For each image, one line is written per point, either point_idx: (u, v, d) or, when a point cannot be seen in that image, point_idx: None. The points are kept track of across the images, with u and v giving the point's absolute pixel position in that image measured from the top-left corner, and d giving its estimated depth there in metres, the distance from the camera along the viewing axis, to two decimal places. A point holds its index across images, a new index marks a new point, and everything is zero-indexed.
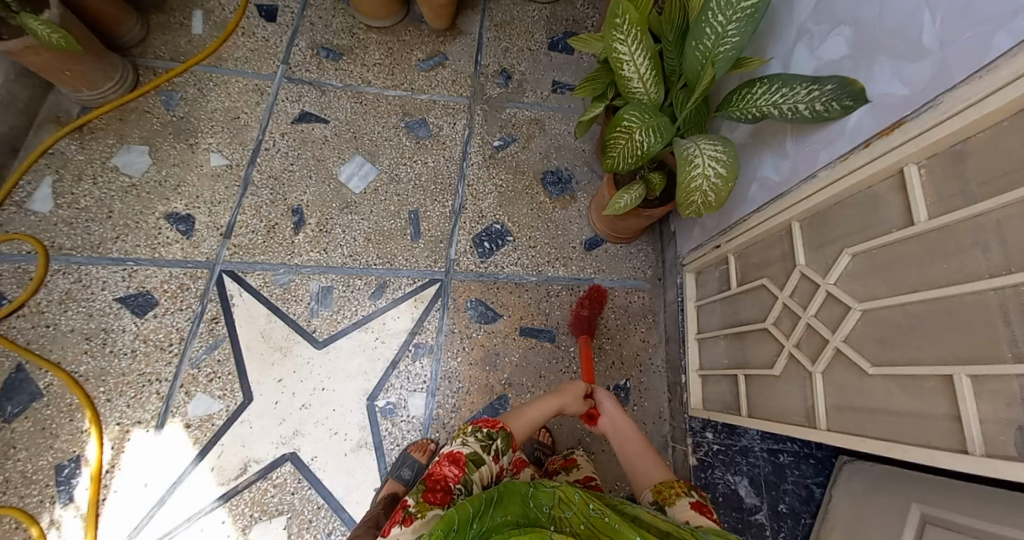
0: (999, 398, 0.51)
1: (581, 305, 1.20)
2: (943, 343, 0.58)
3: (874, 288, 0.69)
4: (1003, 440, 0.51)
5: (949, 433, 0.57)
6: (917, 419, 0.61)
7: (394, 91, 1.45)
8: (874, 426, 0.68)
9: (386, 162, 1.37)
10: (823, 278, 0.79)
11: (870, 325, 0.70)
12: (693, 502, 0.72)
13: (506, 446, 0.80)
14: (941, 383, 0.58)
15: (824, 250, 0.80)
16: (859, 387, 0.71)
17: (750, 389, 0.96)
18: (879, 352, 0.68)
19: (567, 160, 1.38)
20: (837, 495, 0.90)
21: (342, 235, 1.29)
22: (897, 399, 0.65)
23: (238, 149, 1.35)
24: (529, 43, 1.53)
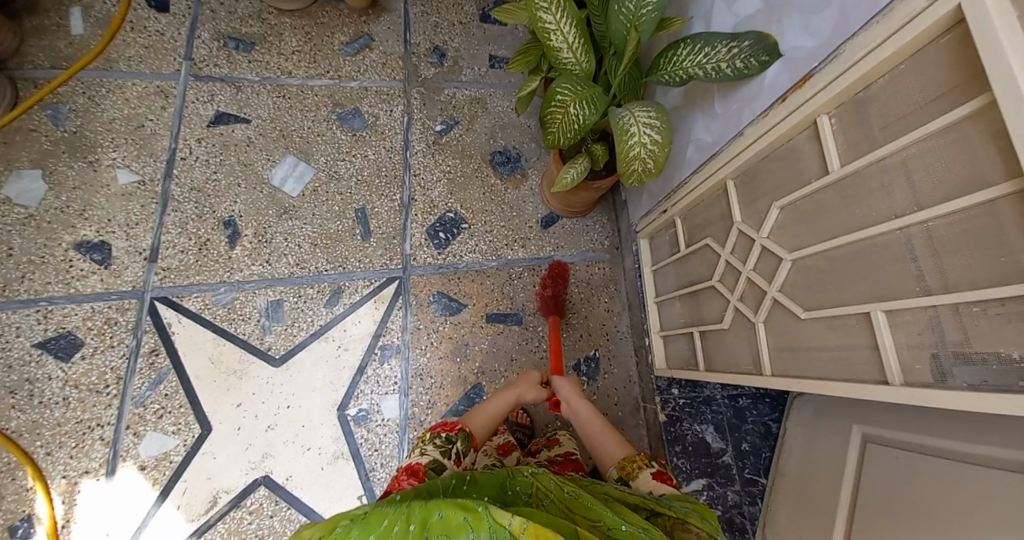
0: (912, 328, 0.55)
1: (546, 284, 1.17)
2: (863, 283, 0.61)
3: (801, 237, 0.72)
4: (919, 370, 0.55)
5: (873, 368, 0.61)
6: (847, 357, 0.65)
7: (319, 80, 1.35)
8: (810, 366, 0.72)
9: (322, 159, 1.28)
10: (758, 233, 0.81)
11: (799, 273, 0.73)
12: (654, 473, 0.73)
13: (466, 446, 0.80)
14: (863, 322, 0.62)
15: (755, 206, 0.83)
16: (797, 332, 0.74)
17: (706, 342, 0.98)
18: (809, 297, 0.71)
19: (513, 137, 1.34)
20: (791, 427, 0.97)
21: (284, 244, 1.20)
22: (829, 341, 0.68)
23: (149, 160, 1.21)
24: (459, 16, 1.45)
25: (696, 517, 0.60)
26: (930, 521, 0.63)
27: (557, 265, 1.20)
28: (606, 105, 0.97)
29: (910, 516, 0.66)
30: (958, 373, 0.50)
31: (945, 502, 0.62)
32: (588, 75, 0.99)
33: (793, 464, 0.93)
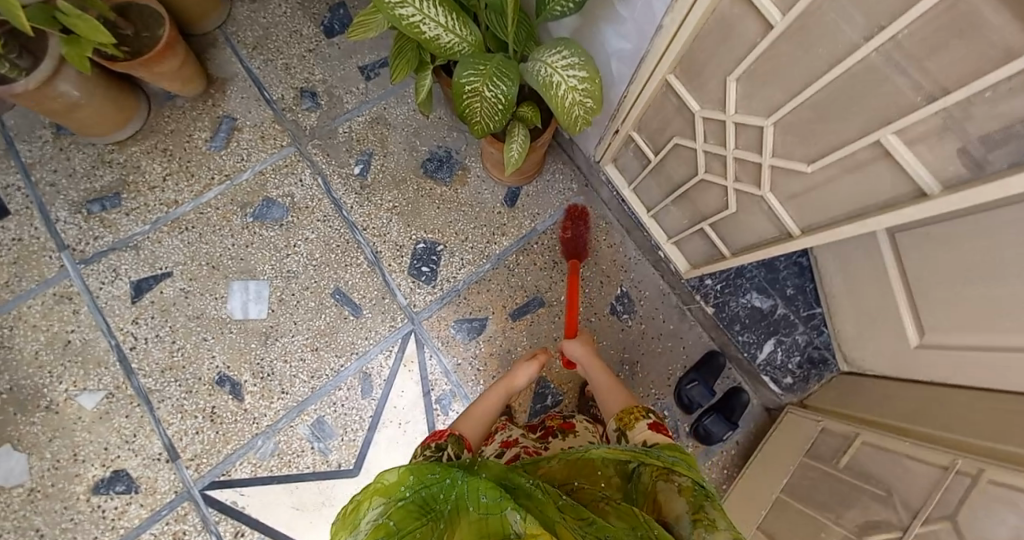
0: (929, 137, 0.53)
1: (564, 228, 1.20)
2: (858, 116, 0.58)
3: (772, 100, 0.68)
4: (952, 169, 0.54)
5: (904, 186, 0.61)
6: (874, 187, 0.65)
7: (212, 191, 1.21)
8: (838, 208, 0.73)
9: (267, 267, 1.17)
10: (724, 113, 0.78)
11: (787, 133, 0.70)
12: (649, 423, 0.72)
13: (459, 450, 0.70)
14: (873, 150, 0.60)
15: (706, 89, 0.78)
16: (810, 185, 0.74)
17: (722, 229, 0.98)
18: (806, 150, 0.70)
19: (433, 137, 1.24)
20: (819, 255, 1.05)
21: (286, 367, 1.12)
22: (846, 180, 0.68)
23: (101, 369, 1.09)
24: (303, 44, 1.29)
25: (683, 469, 0.52)
26: (992, 284, 0.68)
27: (577, 208, 1.22)
28: (517, 66, 0.90)
29: (971, 285, 0.72)
30: (994, 158, 0.49)
31: (996, 262, 0.66)
32: (479, 45, 0.91)
33: (838, 281, 1.02)
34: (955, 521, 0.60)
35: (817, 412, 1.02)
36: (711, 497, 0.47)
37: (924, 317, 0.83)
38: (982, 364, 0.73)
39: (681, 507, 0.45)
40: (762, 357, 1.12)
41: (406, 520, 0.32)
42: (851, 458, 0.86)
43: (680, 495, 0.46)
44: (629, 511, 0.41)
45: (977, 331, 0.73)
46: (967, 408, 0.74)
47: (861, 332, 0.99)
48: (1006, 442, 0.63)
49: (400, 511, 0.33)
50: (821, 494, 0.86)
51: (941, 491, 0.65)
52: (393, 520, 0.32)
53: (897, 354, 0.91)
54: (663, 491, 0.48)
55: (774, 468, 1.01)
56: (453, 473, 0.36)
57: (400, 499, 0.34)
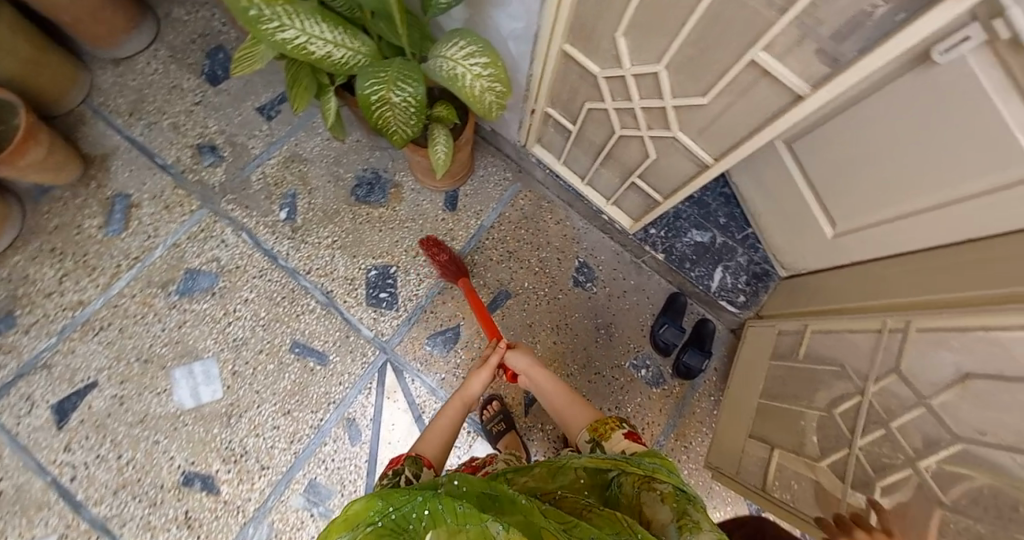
0: (791, 46, 0.61)
1: (435, 253, 1.12)
2: (732, 40, 0.65)
3: (660, 46, 0.75)
4: (815, 67, 0.62)
5: (783, 93, 0.69)
6: (761, 102, 0.73)
7: (124, 278, 1.09)
8: (738, 131, 0.81)
9: (208, 340, 1.08)
10: (622, 68, 0.83)
11: (679, 73, 0.77)
12: (625, 433, 0.73)
13: (418, 469, 0.69)
14: (753, 69, 0.68)
15: (601, 51, 0.84)
16: (710, 116, 0.81)
17: (649, 178, 1.05)
18: (700, 84, 0.77)
19: (356, 162, 1.21)
20: (736, 179, 1.18)
21: (259, 440, 1.03)
22: (739, 103, 0.75)
23: (44, 512, 0.94)
24: (187, 98, 1.21)
25: (665, 474, 0.53)
26: (880, 163, 0.79)
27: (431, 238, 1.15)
28: (420, 67, 0.86)
29: (858, 171, 0.84)
30: (845, 48, 0.57)
31: (879, 147, 0.77)
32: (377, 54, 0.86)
33: (757, 197, 1.14)
34: (900, 373, 0.71)
35: (772, 318, 1.13)
36: (694, 500, 0.48)
37: (831, 209, 0.95)
38: (886, 234, 0.85)
39: (665, 513, 0.46)
40: (715, 285, 1.21)
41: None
42: (807, 347, 0.96)
43: (662, 502, 0.48)
44: (612, 518, 0.43)
45: (878, 204, 0.84)
46: (886, 277, 0.86)
47: (787, 239, 1.11)
48: (932, 287, 0.75)
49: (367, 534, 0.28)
50: (792, 386, 0.95)
51: (881, 350, 0.76)
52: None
53: (820, 246, 1.03)
54: (647, 502, 0.49)
55: (748, 379, 1.10)
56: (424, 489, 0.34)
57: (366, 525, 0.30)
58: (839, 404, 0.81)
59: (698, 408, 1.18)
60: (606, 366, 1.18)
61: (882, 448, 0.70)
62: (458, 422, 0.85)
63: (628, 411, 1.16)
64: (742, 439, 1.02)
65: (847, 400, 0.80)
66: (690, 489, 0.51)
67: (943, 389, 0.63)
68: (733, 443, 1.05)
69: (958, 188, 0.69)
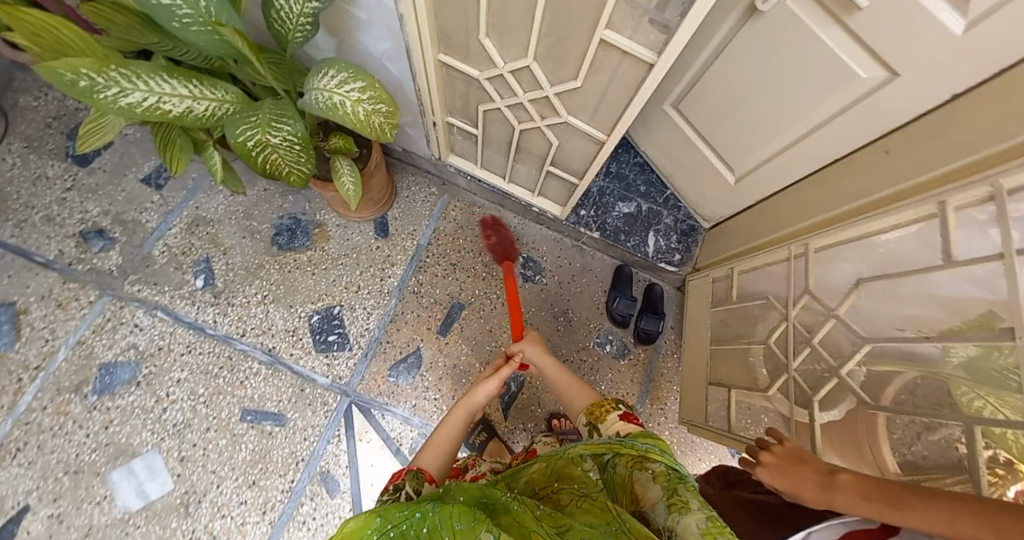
0: (626, 19, 0.66)
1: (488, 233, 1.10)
2: (580, 22, 0.69)
3: (524, 39, 0.77)
4: (653, 36, 0.67)
5: (637, 66, 0.74)
6: (620, 76, 0.78)
7: (30, 389, 0.96)
8: (614, 108, 0.85)
9: (145, 434, 0.97)
10: (497, 66, 0.85)
11: (547, 62, 0.80)
12: (620, 414, 0.71)
13: (419, 484, 0.62)
14: (606, 48, 0.72)
15: (474, 54, 0.85)
16: (588, 96, 0.85)
17: (560, 164, 1.09)
18: (569, 69, 0.80)
19: (270, 211, 1.15)
20: (646, 147, 1.25)
21: (227, 521, 0.95)
22: (609, 81, 0.79)
23: None
24: (57, 185, 1.09)
25: (658, 454, 0.54)
26: (753, 104, 0.89)
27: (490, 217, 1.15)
28: (295, 103, 0.80)
29: (737, 116, 0.94)
30: (670, 13, 0.62)
31: (752, 94, 0.87)
32: (245, 98, 0.79)
33: (665, 160, 1.21)
34: (812, 289, 0.81)
35: (706, 269, 1.20)
36: (687, 477, 0.49)
37: (726, 157, 1.04)
38: (773, 169, 0.94)
39: (654, 494, 0.48)
40: (652, 250, 1.26)
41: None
42: (738, 289, 1.05)
43: (653, 483, 0.49)
44: (604, 507, 0.46)
45: (764, 143, 0.93)
46: (782, 206, 0.95)
47: (698, 194, 1.20)
48: (824, 207, 0.83)
49: None
50: (732, 326, 1.04)
51: (791, 274, 0.87)
52: None
53: (727, 194, 1.11)
54: (639, 481, 0.50)
55: (697, 327, 1.17)
56: (422, 510, 0.38)
57: None
58: (770, 334, 0.89)
59: (664, 369, 1.23)
60: (572, 351, 1.20)
61: (815, 363, 0.77)
62: (463, 429, 0.79)
63: (602, 389, 1.19)
64: (703, 388, 1.08)
65: (775, 329, 0.89)
66: (683, 467, 0.51)
67: (845, 297, 0.74)
68: (697, 395, 1.10)
69: (819, 110, 0.78)
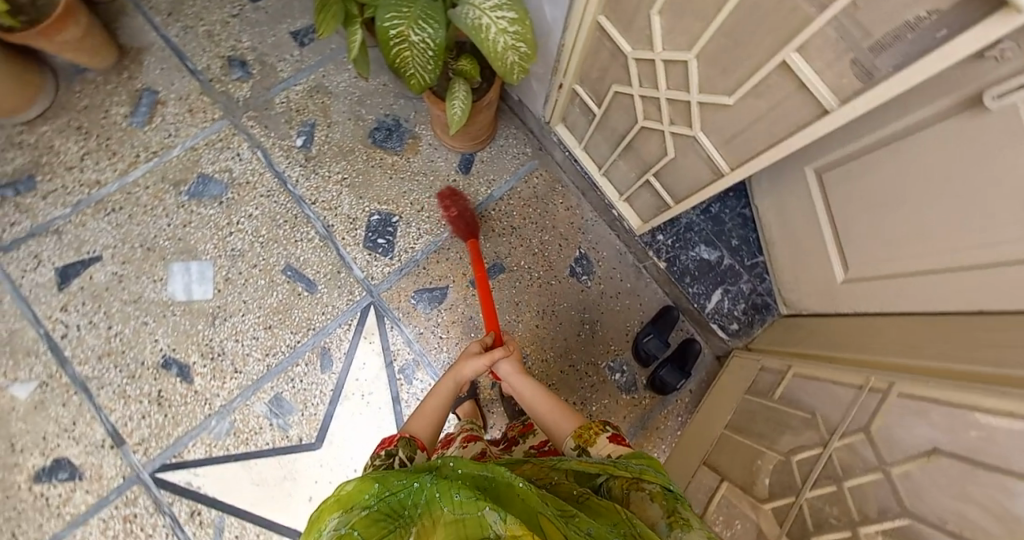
0: (825, 49, 0.54)
1: (449, 210, 1.13)
2: (767, 35, 0.58)
3: (691, 29, 0.66)
4: (847, 80, 0.56)
5: (809, 103, 0.62)
6: (780, 108, 0.66)
7: (137, 170, 1.12)
8: (758, 140, 0.74)
9: (209, 244, 1.11)
10: (653, 51, 0.76)
11: (709, 66, 0.69)
12: (609, 437, 0.69)
13: (411, 453, 0.70)
14: (783, 72, 0.61)
15: (634, 28, 0.76)
16: (731, 118, 0.74)
17: (665, 181, 1.00)
18: (728, 82, 0.69)
19: (379, 105, 1.23)
20: (760, 202, 1.12)
21: (238, 345, 1.07)
22: (769, 111, 0.68)
23: (32, 359, 1.02)
24: (225, 9, 1.22)
25: (652, 474, 0.54)
26: (901, 205, 0.74)
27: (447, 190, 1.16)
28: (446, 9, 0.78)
29: (882, 216, 0.79)
30: (880, 62, 0.51)
31: (905, 198, 0.73)
32: None
33: (775, 225, 1.08)
34: (870, 433, 0.66)
35: (759, 352, 1.08)
36: (681, 497, 0.52)
37: (848, 250, 0.89)
38: (895, 287, 0.81)
39: (656, 513, 0.49)
40: (711, 306, 1.17)
41: (369, 527, 0.33)
42: (784, 389, 0.91)
43: (653, 502, 0.50)
44: (610, 507, 0.45)
45: (892, 255, 0.80)
46: (882, 329, 0.83)
47: (797, 274, 1.06)
48: (922, 354, 0.71)
49: (364, 520, 0.34)
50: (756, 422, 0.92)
51: (856, 408, 0.71)
52: (356, 530, 0.33)
53: (826, 287, 0.98)
54: (636, 500, 0.51)
55: (720, 405, 1.07)
56: (421, 478, 0.36)
57: (367, 507, 0.36)
58: (797, 452, 0.76)
59: (663, 424, 1.17)
60: (582, 361, 1.17)
61: (832, 508, 0.65)
62: (450, 403, 0.84)
63: (592, 409, 1.15)
64: (694, 465, 1.00)
65: (806, 450, 0.75)
66: (675, 488, 0.54)
67: (908, 458, 0.58)
68: (686, 468, 1.02)
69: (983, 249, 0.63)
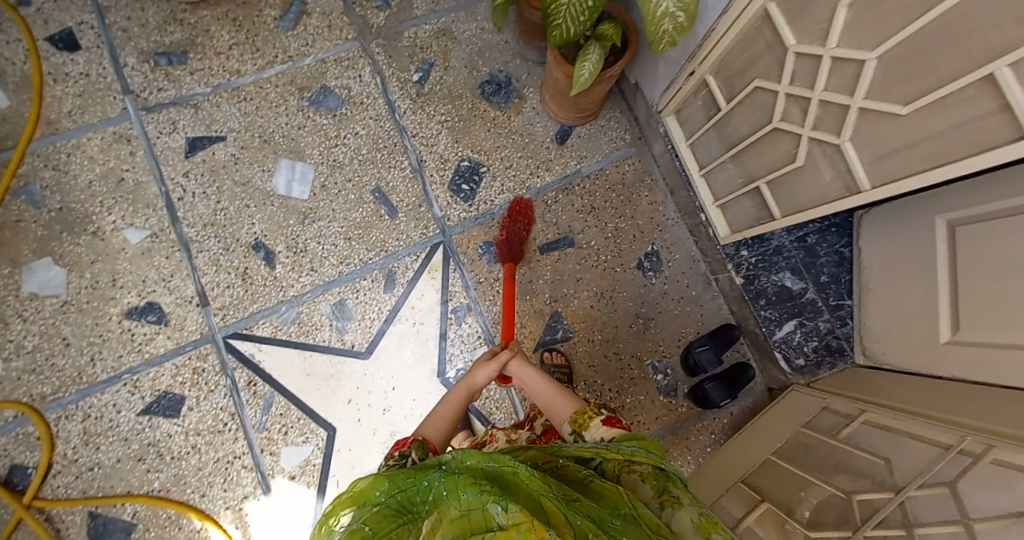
0: None
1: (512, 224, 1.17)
2: (970, 46, 0.52)
3: (882, 29, 0.61)
4: None
5: (1002, 129, 0.54)
6: (960, 128, 0.58)
7: (273, 68, 1.22)
8: (917, 157, 0.66)
9: (315, 151, 1.20)
10: (822, 48, 0.71)
11: (888, 68, 0.63)
12: (603, 419, 0.71)
13: (423, 454, 0.70)
14: (983, 88, 0.53)
15: (807, 21, 0.71)
16: (893, 130, 0.67)
17: (776, 192, 0.94)
18: (904, 89, 0.62)
19: (496, 61, 1.27)
20: (864, 241, 1.03)
21: (319, 247, 1.14)
22: (945, 130, 0.60)
23: (149, 211, 1.11)
24: None
25: (644, 454, 0.55)
26: None
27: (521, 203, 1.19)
28: None
29: (1019, 274, 0.67)
30: None
31: None
32: None
33: (875, 270, 0.99)
34: (955, 489, 0.58)
35: (823, 392, 1.01)
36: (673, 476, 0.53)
37: (954, 308, 0.79)
38: (993, 358, 0.71)
39: (646, 492, 0.51)
40: (779, 335, 1.12)
41: (380, 521, 0.35)
42: (853, 430, 0.83)
43: (643, 483, 0.52)
44: (610, 489, 0.47)
45: (1004, 322, 0.70)
46: (966, 396, 0.73)
47: (886, 324, 0.96)
48: (1008, 425, 0.61)
49: (374, 516, 0.36)
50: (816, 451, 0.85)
51: (941, 464, 0.63)
52: (367, 523, 0.35)
53: (914, 344, 0.87)
54: (628, 482, 0.53)
55: (771, 433, 0.99)
56: (429, 477, 0.39)
57: (376, 503, 0.38)
58: (862, 492, 0.68)
59: (697, 437, 1.13)
60: (628, 352, 1.16)
61: None
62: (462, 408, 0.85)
63: (629, 402, 1.14)
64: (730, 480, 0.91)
65: (872, 491, 0.67)
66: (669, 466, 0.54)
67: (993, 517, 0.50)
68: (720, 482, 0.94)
69: None
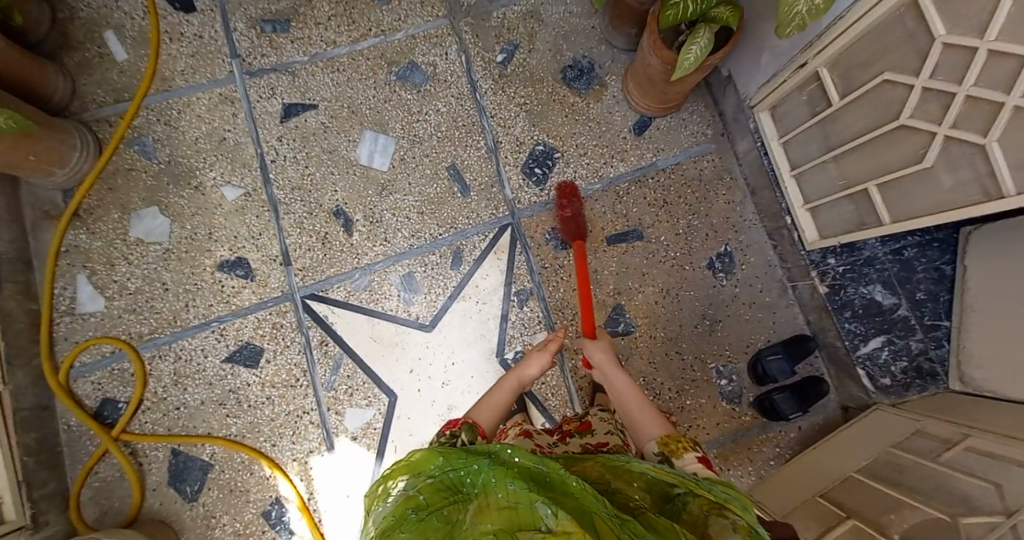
0: None
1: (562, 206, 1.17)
2: None
3: None
4: None
5: None
6: None
7: (366, 41, 1.27)
8: None
9: (397, 125, 1.24)
10: (978, 39, 0.62)
11: None
12: (698, 457, 0.66)
13: (473, 438, 0.69)
14: None
15: (951, 24, 0.65)
16: None
17: (891, 194, 0.86)
18: None
19: (580, 46, 1.26)
20: (969, 263, 0.92)
21: (394, 218, 1.19)
22: None
23: (246, 170, 1.19)
24: None
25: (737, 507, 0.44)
26: None
27: (566, 185, 1.19)
28: None
29: None
30: None
31: None
32: None
33: (984, 294, 0.89)
34: None
35: (919, 414, 0.93)
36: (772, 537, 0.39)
37: None
38: None
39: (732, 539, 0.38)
40: (865, 350, 1.08)
41: (435, 493, 0.40)
42: (950, 455, 0.77)
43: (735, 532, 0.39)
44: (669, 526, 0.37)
45: None
46: None
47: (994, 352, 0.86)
48: None
49: (430, 486, 0.41)
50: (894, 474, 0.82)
51: None
52: (421, 491, 0.40)
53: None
54: (715, 526, 0.40)
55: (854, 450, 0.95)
56: (481, 461, 0.42)
57: (431, 475, 0.43)
58: (969, 516, 0.61)
59: (750, 445, 1.12)
60: (689, 352, 1.15)
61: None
62: (513, 399, 0.83)
63: (684, 402, 1.14)
64: (806, 494, 0.89)
65: (981, 515, 0.60)
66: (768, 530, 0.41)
67: None
68: (799, 493, 0.90)
69: None
